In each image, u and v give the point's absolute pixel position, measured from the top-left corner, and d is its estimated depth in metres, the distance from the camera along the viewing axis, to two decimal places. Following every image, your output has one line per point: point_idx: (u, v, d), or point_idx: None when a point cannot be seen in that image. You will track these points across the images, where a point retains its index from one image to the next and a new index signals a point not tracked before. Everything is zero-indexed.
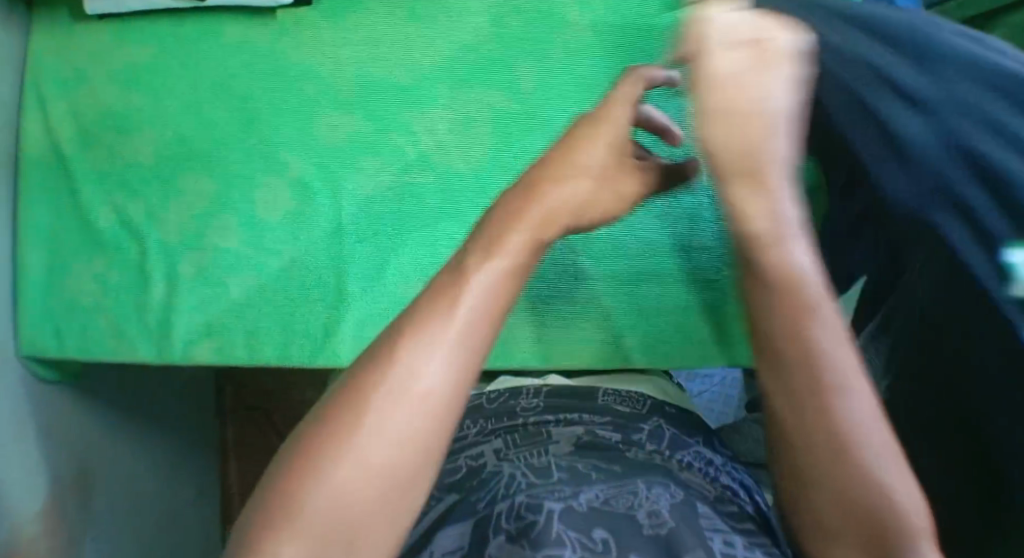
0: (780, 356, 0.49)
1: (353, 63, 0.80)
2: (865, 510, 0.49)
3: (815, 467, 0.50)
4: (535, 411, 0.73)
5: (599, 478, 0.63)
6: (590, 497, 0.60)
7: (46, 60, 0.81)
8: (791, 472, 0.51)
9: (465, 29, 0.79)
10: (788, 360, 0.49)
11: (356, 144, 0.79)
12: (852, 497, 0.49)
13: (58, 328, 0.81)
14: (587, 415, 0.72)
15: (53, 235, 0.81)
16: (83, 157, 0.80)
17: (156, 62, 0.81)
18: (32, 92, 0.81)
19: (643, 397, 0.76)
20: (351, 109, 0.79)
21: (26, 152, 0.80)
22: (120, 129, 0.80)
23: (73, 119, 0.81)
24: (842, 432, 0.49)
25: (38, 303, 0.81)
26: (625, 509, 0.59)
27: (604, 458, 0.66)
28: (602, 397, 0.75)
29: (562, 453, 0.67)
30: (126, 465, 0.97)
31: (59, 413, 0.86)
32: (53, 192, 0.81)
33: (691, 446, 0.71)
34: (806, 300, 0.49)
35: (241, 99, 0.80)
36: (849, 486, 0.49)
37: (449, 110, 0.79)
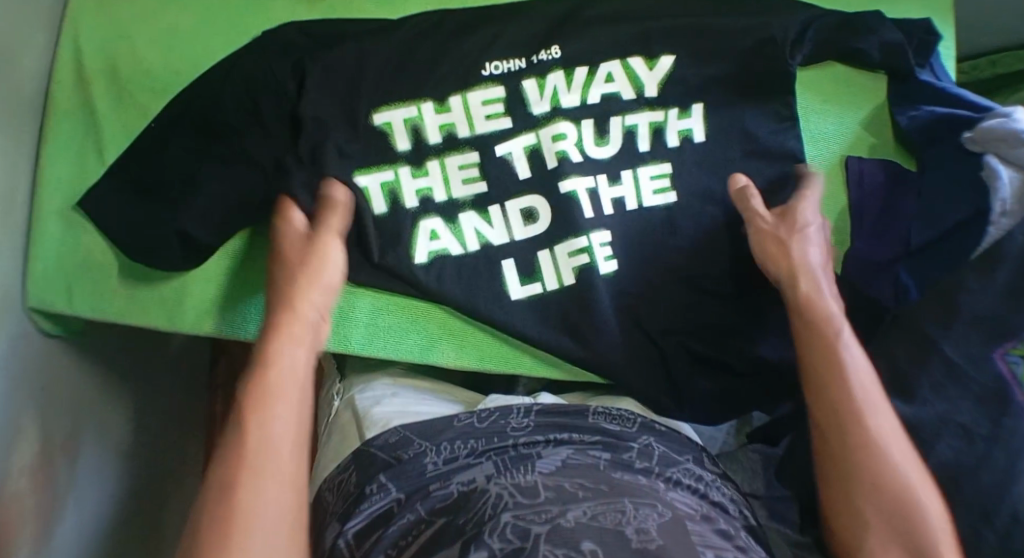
0: (806, 348, 0.73)
1: (394, 49, 0.80)
2: (869, 458, 0.67)
3: (834, 423, 0.69)
4: (525, 431, 0.73)
5: (587, 495, 0.62)
6: (577, 514, 0.60)
7: (88, 15, 0.81)
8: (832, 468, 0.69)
9: (508, 28, 0.82)
10: (812, 390, 0.71)
11: (395, 134, 0.79)
12: (858, 448, 0.68)
13: (68, 284, 0.81)
14: (577, 435, 0.72)
15: (74, 188, 0.81)
16: (113, 116, 0.81)
17: (198, 27, 0.82)
18: (69, 44, 0.81)
19: (632, 415, 0.76)
20: (396, 98, 0.79)
21: (56, 103, 0.81)
22: (153, 90, 0.81)
23: (107, 75, 0.81)
24: (845, 407, 0.69)
25: (48, 253, 0.81)
26: (614, 524, 0.59)
27: (590, 477, 0.65)
28: (591, 415, 0.75)
29: (548, 470, 0.66)
30: (112, 423, 0.97)
31: (54, 369, 0.85)
32: (81, 145, 0.81)
33: (681, 462, 0.71)
34: (826, 343, 0.72)
35: (265, 79, 0.78)
36: (852, 433, 0.68)
37: (489, 121, 0.80)
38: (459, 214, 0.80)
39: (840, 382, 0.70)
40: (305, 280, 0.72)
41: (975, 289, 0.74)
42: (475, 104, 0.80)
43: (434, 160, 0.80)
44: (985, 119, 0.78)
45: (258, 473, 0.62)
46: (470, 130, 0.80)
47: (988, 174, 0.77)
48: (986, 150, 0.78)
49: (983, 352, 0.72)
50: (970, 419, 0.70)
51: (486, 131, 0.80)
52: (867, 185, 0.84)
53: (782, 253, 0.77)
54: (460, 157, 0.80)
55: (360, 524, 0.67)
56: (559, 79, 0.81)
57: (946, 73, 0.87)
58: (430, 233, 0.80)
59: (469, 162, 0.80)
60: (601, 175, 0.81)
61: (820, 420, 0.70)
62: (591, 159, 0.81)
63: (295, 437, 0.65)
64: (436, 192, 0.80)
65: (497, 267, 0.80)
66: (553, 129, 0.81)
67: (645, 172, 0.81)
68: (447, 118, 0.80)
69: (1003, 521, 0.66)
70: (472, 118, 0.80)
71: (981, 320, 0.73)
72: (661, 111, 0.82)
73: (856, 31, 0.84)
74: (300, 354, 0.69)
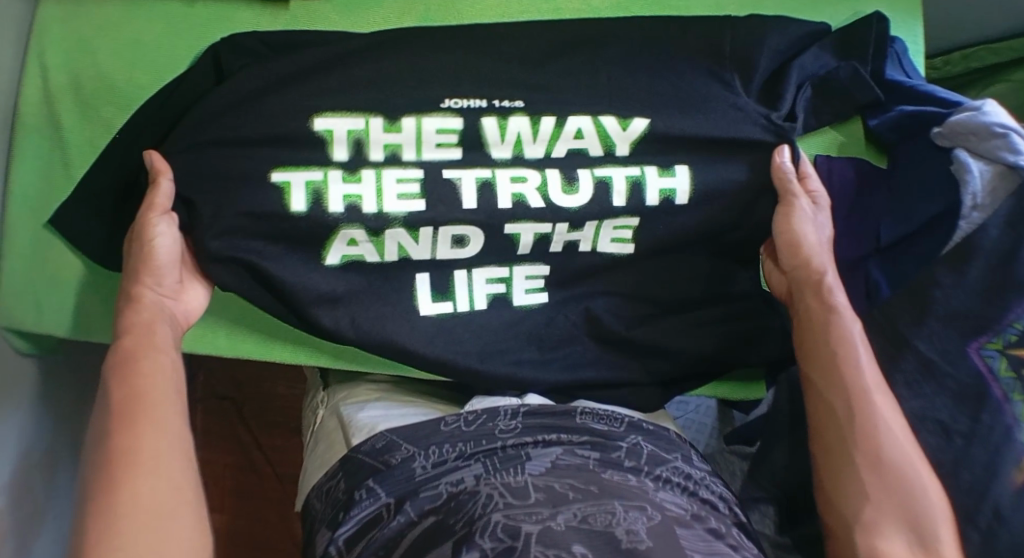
0: (817, 325, 0.75)
1: (359, 51, 0.78)
2: (872, 431, 0.69)
3: (844, 398, 0.71)
4: (513, 433, 0.72)
5: (577, 497, 0.62)
6: (567, 517, 0.60)
7: (50, 27, 0.80)
8: (831, 442, 0.71)
9: (477, 29, 0.81)
10: (829, 369, 0.73)
11: (347, 144, 0.76)
12: (863, 420, 0.70)
13: (41, 301, 0.80)
14: (565, 435, 0.72)
15: (46, 203, 0.80)
16: (82, 129, 0.80)
17: (163, 39, 0.80)
18: (34, 57, 0.79)
19: (619, 415, 0.76)
20: (350, 109, 0.76)
21: (21, 120, 0.80)
22: (120, 105, 0.80)
23: (74, 89, 0.80)
24: (851, 380, 0.71)
25: (20, 272, 0.80)
26: (605, 525, 0.59)
27: (580, 477, 0.65)
28: (579, 416, 0.75)
29: (538, 471, 0.66)
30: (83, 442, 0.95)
31: (33, 387, 0.84)
32: (48, 162, 0.80)
33: (669, 461, 0.71)
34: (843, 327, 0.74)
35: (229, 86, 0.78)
36: (859, 406, 0.70)
37: (442, 152, 0.77)
38: (387, 229, 0.77)
39: (849, 359, 0.72)
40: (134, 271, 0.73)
41: (948, 286, 0.75)
42: (431, 137, 0.77)
43: (372, 171, 0.77)
44: (952, 113, 0.79)
45: (150, 468, 0.64)
46: (420, 146, 0.77)
47: (958, 167, 0.77)
48: (954, 144, 0.79)
49: (958, 349, 0.73)
50: (948, 417, 0.72)
51: (438, 158, 0.77)
52: (839, 185, 0.85)
53: (796, 231, 0.79)
54: (400, 171, 0.77)
55: (349, 530, 0.67)
56: (524, 125, 0.78)
57: (914, 69, 0.88)
58: (349, 239, 0.77)
59: (412, 179, 0.77)
60: (560, 222, 0.79)
61: (826, 391, 0.72)
62: (552, 206, 0.78)
63: (172, 396, 0.69)
64: (363, 199, 0.77)
65: (449, 301, 0.80)
66: (514, 173, 0.78)
67: (610, 223, 0.79)
68: (395, 137, 0.77)
69: (984, 519, 0.67)
70: (424, 146, 0.77)
71: (956, 318, 0.74)
72: (636, 167, 0.79)
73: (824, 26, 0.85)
74: (158, 325, 0.72)
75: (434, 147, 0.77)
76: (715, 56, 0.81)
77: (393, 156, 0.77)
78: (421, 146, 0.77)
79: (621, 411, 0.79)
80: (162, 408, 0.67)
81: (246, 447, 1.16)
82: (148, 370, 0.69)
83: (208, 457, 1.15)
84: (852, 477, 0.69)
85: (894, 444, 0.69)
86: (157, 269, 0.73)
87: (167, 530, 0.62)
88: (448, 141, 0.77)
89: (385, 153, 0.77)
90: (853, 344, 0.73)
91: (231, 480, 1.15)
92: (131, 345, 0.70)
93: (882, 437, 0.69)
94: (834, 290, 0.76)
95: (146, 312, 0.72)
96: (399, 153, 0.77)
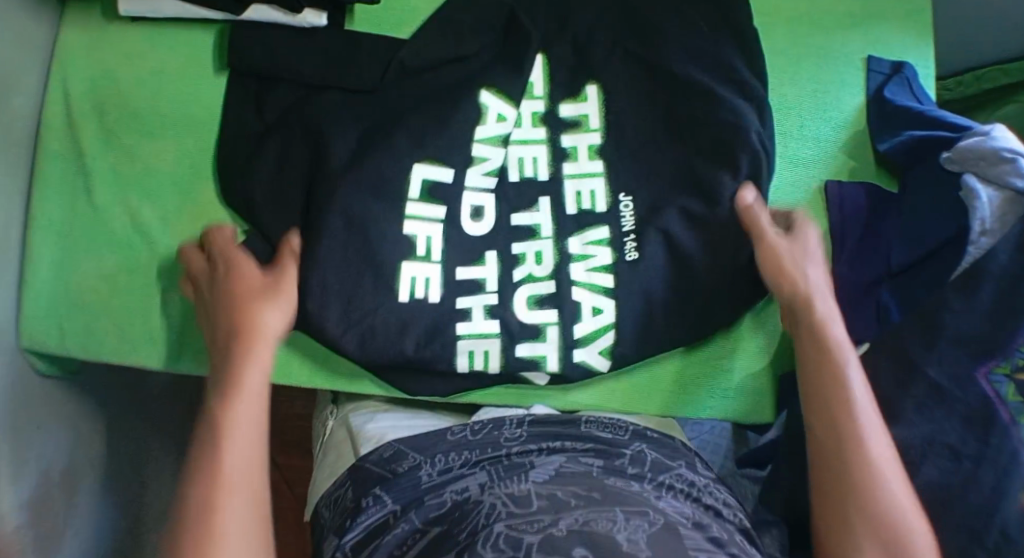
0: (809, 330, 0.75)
1: None
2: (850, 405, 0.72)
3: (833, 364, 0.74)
4: (518, 440, 0.73)
5: (579, 504, 0.62)
6: (569, 523, 0.60)
7: (76, 61, 0.84)
8: (828, 438, 0.71)
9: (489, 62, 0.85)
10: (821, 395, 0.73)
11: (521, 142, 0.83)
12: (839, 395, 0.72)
13: (61, 321, 0.81)
14: (570, 443, 0.73)
15: (67, 228, 0.82)
16: (105, 156, 0.82)
17: (185, 68, 0.84)
18: (60, 87, 0.83)
19: (625, 424, 0.76)
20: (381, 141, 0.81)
21: (45, 147, 0.82)
22: (143, 130, 0.83)
23: (97, 116, 0.83)
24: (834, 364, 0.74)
25: (43, 295, 0.81)
26: (606, 530, 0.59)
27: (582, 484, 0.65)
28: (585, 424, 0.76)
29: (541, 479, 0.66)
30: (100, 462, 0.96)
31: (51, 406, 0.86)
32: (73, 186, 0.82)
33: (673, 468, 0.72)
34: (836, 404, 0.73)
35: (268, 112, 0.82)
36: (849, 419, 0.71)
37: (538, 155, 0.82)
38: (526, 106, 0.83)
39: (846, 394, 0.72)
40: (237, 339, 0.72)
41: (957, 310, 0.75)
42: (582, 310, 0.79)
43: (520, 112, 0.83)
44: (963, 138, 0.80)
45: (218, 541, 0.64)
46: (556, 253, 0.80)
47: (967, 192, 0.78)
48: (964, 169, 0.79)
49: (966, 373, 0.73)
50: (956, 439, 0.72)
51: (461, 278, 0.79)
52: (849, 208, 0.85)
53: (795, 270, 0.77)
54: (433, 170, 0.80)
55: (357, 535, 0.67)
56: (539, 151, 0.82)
57: (927, 96, 0.89)
58: (498, 117, 0.82)
59: (491, 169, 0.81)
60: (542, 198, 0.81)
61: (821, 403, 0.73)
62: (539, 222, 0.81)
63: (255, 514, 0.67)
64: (536, 274, 0.80)
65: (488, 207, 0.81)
66: (595, 277, 0.80)
67: (580, 237, 0.80)
68: (514, 117, 0.83)
69: (994, 540, 0.67)
70: (539, 207, 0.81)
71: (966, 340, 0.74)
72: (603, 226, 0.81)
73: (816, 66, 0.90)
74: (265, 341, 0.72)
75: (572, 291, 0.79)
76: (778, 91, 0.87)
77: (530, 232, 0.81)
78: (554, 269, 0.80)
79: (626, 421, 0.80)
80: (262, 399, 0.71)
81: None
82: (236, 446, 0.68)
83: None
84: (852, 507, 0.69)
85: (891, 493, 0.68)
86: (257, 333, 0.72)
87: None
88: (532, 160, 0.82)
89: (527, 122, 0.83)
90: (853, 406, 0.71)
91: None
92: (219, 422, 0.69)
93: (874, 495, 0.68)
94: (823, 302, 0.76)
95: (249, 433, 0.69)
96: (508, 252, 0.80)
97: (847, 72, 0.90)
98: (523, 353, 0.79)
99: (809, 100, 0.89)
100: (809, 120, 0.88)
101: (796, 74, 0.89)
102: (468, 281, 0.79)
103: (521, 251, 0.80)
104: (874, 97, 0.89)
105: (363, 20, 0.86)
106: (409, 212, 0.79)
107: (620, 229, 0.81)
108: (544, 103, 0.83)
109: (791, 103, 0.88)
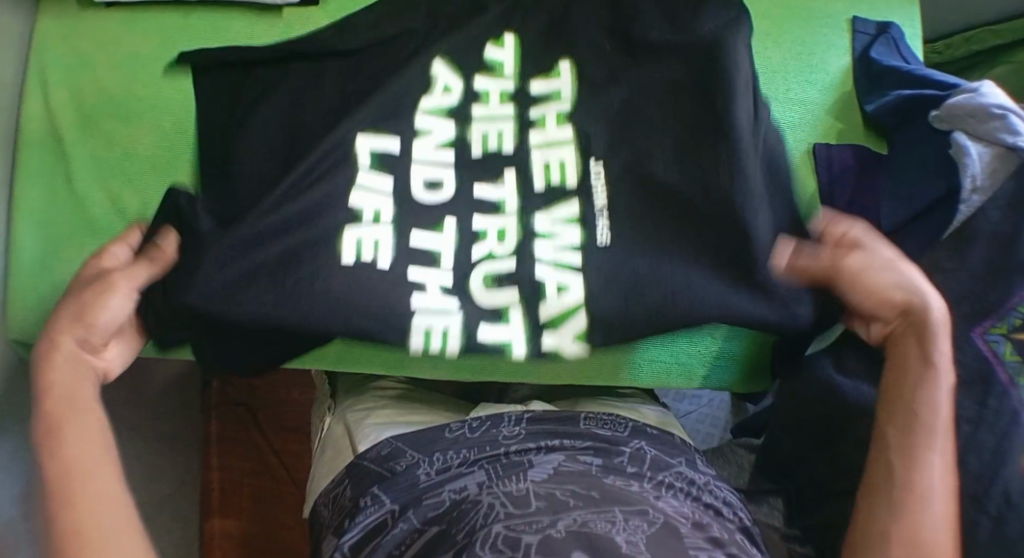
0: (897, 353, 0.72)
1: None
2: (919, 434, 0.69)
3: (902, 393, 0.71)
4: (516, 439, 0.73)
5: (578, 504, 0.63)
6: (567, 523, 0.61)
7: (51, 48, 0.82)
8: (880, 462, 0.70)
9: None
10: (896, 420, 0.70)
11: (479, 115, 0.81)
12: (914, 416, 0.69)
13: (46, 311, 0.80)
14: (568, 440, 0.73)
15: (48, 219, 0.81)
16: (83, 145, 0.81)
17: (159, 54, 0.82)
18: (35, 73, 0.81)
19: (625, 421, 0.77)
20: None
21: (24, 136, 0.81)
22: (119, 118, 0.81)
23: (73, 107, 0.81)
24: (907, 397, 0.70)
25: (27, 287, 0.80)
26: (606, 530, 0.60)
27: (581, 483, 0.66)
28: (583, 422, 0.76)
29: (540, 479, 0.67)
30: None
31: None
32: (51, 179, 0.81)
33: (673, 466, 0.72)
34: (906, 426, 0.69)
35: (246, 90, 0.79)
36: (906, 443, 0.69)
37: (495, 121, 0.80)
38: (484, 80, 0.81)
39: (918, 448, 0.68)
40: (69, 317, 0.71)
41: (950, 271, 0.75)
42: (546, 288, 0.77)
43: (484, 82, 0.81)
44: (952, 95, 0.79)
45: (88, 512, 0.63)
46: (520, 232, 0.78)
47: (956, 151, 0.77)
48: (953, 127, 0.78)
49: (962, 335, 0.73)
50: (954, 402, 0.72)
51: (416, 246, 0.77)
52: (838, 171, 0.84)
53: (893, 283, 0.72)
54: (376, 141, 0.78)
55: (355, 536, 0.67)
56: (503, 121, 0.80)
57: (913, 55, 0.88)
58: (443, 87, 0.80)
59: (441, 141, 0.79)
60: (508, 168, 0.79)
61: (894, 415, 0.70)
62: (510, 197, 0.79)
63: (108, 505, 0.64)
64: (497, 253, 0.78)
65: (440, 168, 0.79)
66: (562, 257, 0.77)
67: (553, 212, 0.78)
68: (460, 88, 0.81)
69: (995, 504, 0.68)
70: (503, 181, 0.79)
71: (959, 304, 0.74)
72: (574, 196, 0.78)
73: (801, 28, 0.89)
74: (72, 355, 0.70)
75: (534, 270, 0.77)
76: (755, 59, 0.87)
77: (493, 207, 0.78)
78: (515, 247, 0.78)
79: (626, 416, 0.80)
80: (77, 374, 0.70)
81: (261, 451, 1.17)
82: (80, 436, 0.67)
83: (223, 465, 1.16)
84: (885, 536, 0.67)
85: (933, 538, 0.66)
86: (92, 321, 0.71)
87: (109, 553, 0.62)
88: (498, 134, 0.80)
89: (493, 98, 0.81)
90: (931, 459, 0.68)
91: (249, 488, 1.16)
92: (49, 419, 0.68)
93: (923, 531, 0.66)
94: (936, 327, 0.71)
95: (83, 417, 0.68)
96: (469, 225, 0.78)
97: (834, 34, 0.89)
98: (484, 338, 0.77)
99: (797, 62, 0.88)
100: (796, 82, 0.87)
101: (780, 35, 0.88)
102: (422, 250, 0.77)
103: (483, 227, 0.78)
104: (861, 58, 0.88)
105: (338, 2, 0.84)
106: (358, 183, 0.76)
107: (592, 208, 0.78)
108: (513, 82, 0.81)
109: (777, 64, 0.87)
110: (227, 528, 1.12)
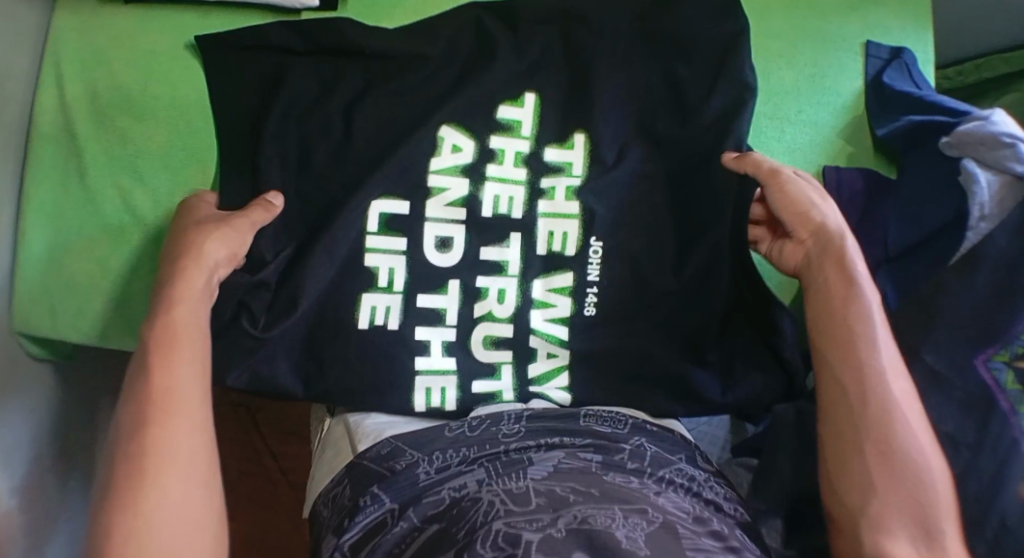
0: (821, 278, 0.74)
1: None
2: (860, 352, 0.70)
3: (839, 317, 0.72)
4: (516, 437, 0.73)
5: (577, 500, 0.64)
6: (567, 521, 0.61)
7: (69, 43, 0.83)
8: (839, 404, 0.70)
9: None
10: (828, 349, 0.72)
11: (482, 164, 0.79)
12: (842, 340, 0.71)
13: (54, 304, 0.81)
14: (568, 438, 0.73)
15: (57, 212, 0.81)
16: (95, 140, 0.81)
17: (175, 52, 0.83)
18: (51, 68, 0.82)
19: (624, 418, 0.77)
20: None
21: (37, 129, 0.82)
22: (133, 115, 0.82)
23: (88, 102, 0.82)
24: (842, 313, 0.72)
25: (34, 279, 0.80)
26: (605, 527, 0.61)
27: (582, 480, 0.66)
28: (584, 419, 0.76)
29: (540, 476, 0.67)
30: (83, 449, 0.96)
31: (42, 392, 0.86)
32: (62, 171, 0.81)
33: (674, 463, 0.72)
34: (840, 353, 0.71)
35: (261, 90, 0.80)
36: (851, 373, 0.70)
37: (504, 172, 0.79)
38: (496, 138, 0.80)
39: (863, 367, 0.70)
40: (193, 254, 0.71)
41: (955, 295, 0.75)
42: (536, 352, 0.79)
43: (497, 140, 0.80)
44: (961, 123, 0.79)
45: (169, 464, 0.63)
46: (519, 293, 0.79)
47: (965, 176, 0.77)
48: (963, 154, 0.79)
49: (965, 359, 0.73)
50: (955, 427, 0.72)
51: (422, 305, 0.78)
52: (846, 194, 0.84)
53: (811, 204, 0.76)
54: (388, 204, 0.77)
55: (354, 535, 0.67)
56: (510, 171, 0.79)
57: (925, 80, 0.88)
58: (453, 146, 0.79)
59: (453, 199, 0.78)
60: (513, 233, 0.79)
61: (831, 345, 0.72)
62: (512, 260, 0.79)
63: (195, 465, 0.64)
64: (496, 314, 0.79)
65: (445, 239, 0.78)
66: (551, 327, 0.79)
67: (546, 282, 0.79)
68: (470, 148, 0.79)
69: (993, 529, 0.68)
70: (509, 243, 0.79)
71: (965, 327, 0.74)
72: (575, 249, 0.79)
73: (814, 50, 0.89)
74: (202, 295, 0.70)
75: (527, 337, 0.79)
76: (767, 81, 0.88)
77: (496, 268, 0.79)
78: (514, 310, 0.79)
79: (625, 411, 0.79)
80: (201, 302, 0.70)
81: (259, 453, 1.17)
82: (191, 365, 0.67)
83: (221, 465, 1.16)
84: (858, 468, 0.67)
85: (908, 454, 0.67)
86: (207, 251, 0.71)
87: (179, 518, 0.62)
88: (506, 199, 0.79)
89: (508, 158, 0.80)
90: (881, 371, 0.70)
91: (246, 489, 1.16)
92: (163, 337, 0.67)
93: (893, 447, 0.67)
94: (849, 248, 0.74)
95: (193, 352, 0.68)
96: (472, 285, 0.78)
97: (847, 56, 0.89)
98: (478, 391, 0.79)
99: (809, 84, 0.88)
100: (808, 104, 0.88)
101: (793, 56, 0.89)
102: (429, 310, 0.78)
103: (484, 286, 0.79)
104: (872, 82, 0.88)
105: (355, 9, 0.85)
106: (369, 245, 0.77)
107: (585, 277, 0.79)
108: (528, 142, 0.80)
109: (789, 86, 0.88)
110: (226, 529, 1.14)
